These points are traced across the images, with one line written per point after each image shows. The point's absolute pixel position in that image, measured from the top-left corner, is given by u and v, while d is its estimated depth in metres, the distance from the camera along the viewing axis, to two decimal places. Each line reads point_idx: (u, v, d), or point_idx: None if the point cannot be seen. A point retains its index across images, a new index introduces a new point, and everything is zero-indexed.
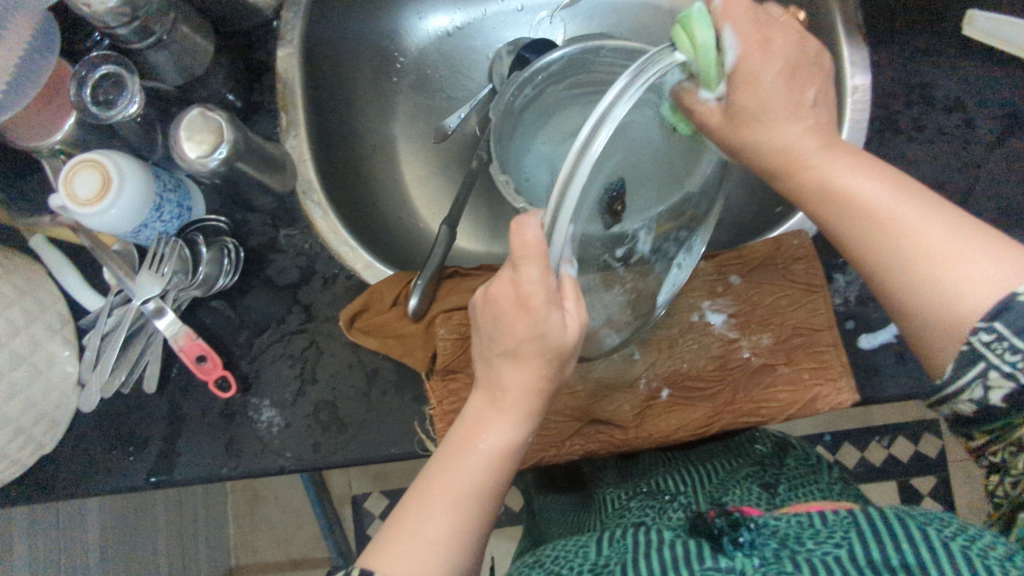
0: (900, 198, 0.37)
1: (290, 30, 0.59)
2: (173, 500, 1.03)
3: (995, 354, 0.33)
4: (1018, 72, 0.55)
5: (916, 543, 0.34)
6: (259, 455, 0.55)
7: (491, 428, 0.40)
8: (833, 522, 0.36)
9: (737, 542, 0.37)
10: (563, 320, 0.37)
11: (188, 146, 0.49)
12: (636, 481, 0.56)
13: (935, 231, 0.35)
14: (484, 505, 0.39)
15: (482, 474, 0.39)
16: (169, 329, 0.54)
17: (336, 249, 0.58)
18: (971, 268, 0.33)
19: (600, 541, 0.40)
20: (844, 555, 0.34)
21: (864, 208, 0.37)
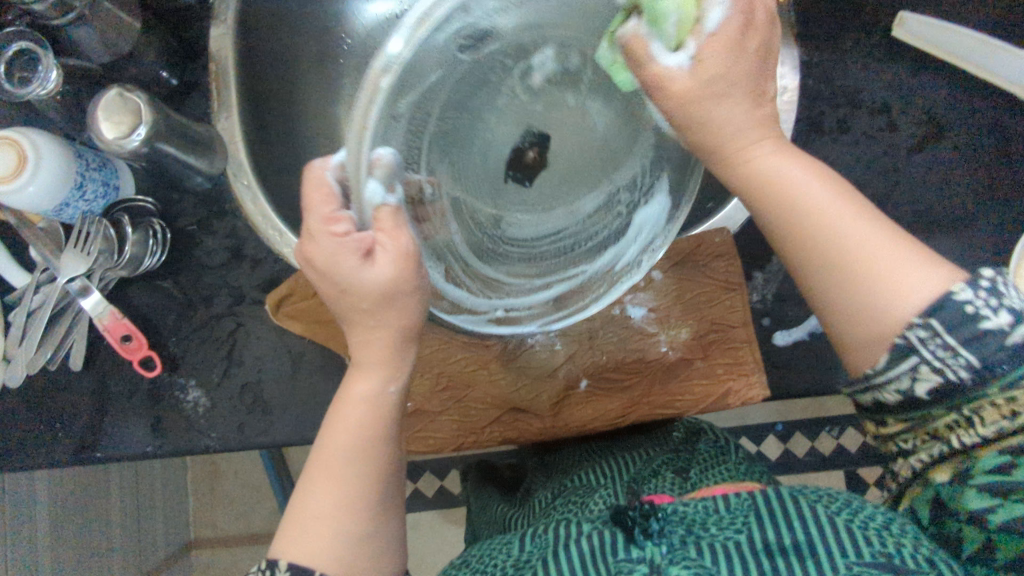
0: (839, 210, 0.35)
1: (223, 8, 0.58)
2: (127, 475, 1.03)
3: (927, 353, 0.32)
4: (944, 76, 0.56)
5: (806, 522, 0.35)
6: (184, 435, 0.56)
7: (357, 382, 0.39)
8: (735, 507, 0.38)
9: (648, 531, 0.37)
10: (369, 261, 0.34)
11: (106, 126, 0.50)
12: (560, 477, 0.56)
13: (868, 235, 0.34)
14: (372, 461, 0.38)
15: (357, 432, 0.38)
16: (94, 308, 0.54)
17: (265, 232, 0.58)
18: (905, 280, 0.32)
19: (522, 537, 0.42)
20: (743, 540, 0.36)
21: (803, 208, 0.35)
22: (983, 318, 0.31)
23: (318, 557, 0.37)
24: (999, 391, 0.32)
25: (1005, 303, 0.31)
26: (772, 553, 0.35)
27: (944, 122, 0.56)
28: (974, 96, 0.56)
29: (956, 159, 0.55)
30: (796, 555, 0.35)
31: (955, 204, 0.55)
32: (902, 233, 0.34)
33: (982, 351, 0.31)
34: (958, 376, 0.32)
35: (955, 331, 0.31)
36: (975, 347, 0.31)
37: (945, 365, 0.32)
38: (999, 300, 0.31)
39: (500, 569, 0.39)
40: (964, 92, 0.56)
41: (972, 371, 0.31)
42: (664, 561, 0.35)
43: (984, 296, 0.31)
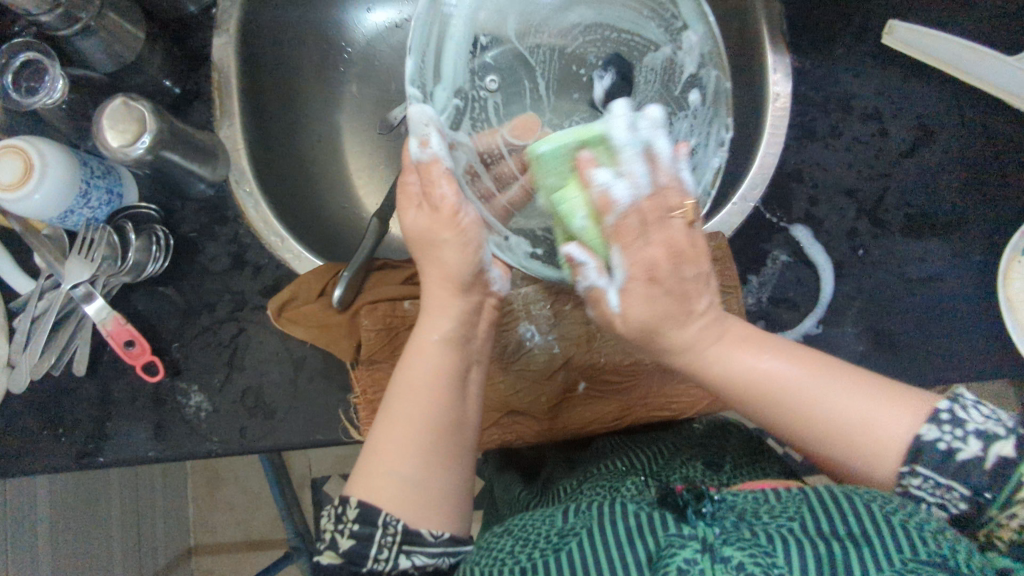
0: (798, 375, 0.37)
1: (227, 19, 0.60)
2: (128, 481, 1.04)
3: (925, 496, 0.34)
4: (933, 83, 0.57)
5: (862, 516, 0.33)
6: (186, 439, 0.56)
7: (421, 340, 0.44)
8: (786, 498, 0.36)
9: (699, 512, 0.37)
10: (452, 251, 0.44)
11: (111, 134, 0.51)
12: (584, 467, 0.56)
13: (849, 412, 0.36)
14: (439, 413, 0.42)
15: (425, 384, 0.42)
16: (98, 314, 0.55)
17: (267, 239, 0.60)
18: (886, 432, 0.34)
19: (565, 510, 0.41)
20: (795, 528, 0.34)
21: (791, 399, 0.37)
22: (957, 449, 0.33)
23: (383, 496, 0.39)
24: (1000, 510, 0.33)
25: (970, 429, 0.33)
26: (828, 539, 0.33)
27: (933, 127, 0.57)
28: (964, 102, 0.57)
29: (945, 164, 0.56)
30: (853, 543, 0.33)
31: (945, 209, 0.56)
32: (881, 380, 0.37)
33: (967, 478, 0.33)
34: (959, 508, 0.34)
35: (943, 469, 0.33)
36: (964, 480, 0.33)
37: (942, 496, 0.34)
38: (962, 429, 0.33)
39: (543, 539, 0.39)
40: (954, 97, 0.57)
41: (968, 496, 0.33)
42: (716, 540, 0.35)
43: (948, 431, 0.33)
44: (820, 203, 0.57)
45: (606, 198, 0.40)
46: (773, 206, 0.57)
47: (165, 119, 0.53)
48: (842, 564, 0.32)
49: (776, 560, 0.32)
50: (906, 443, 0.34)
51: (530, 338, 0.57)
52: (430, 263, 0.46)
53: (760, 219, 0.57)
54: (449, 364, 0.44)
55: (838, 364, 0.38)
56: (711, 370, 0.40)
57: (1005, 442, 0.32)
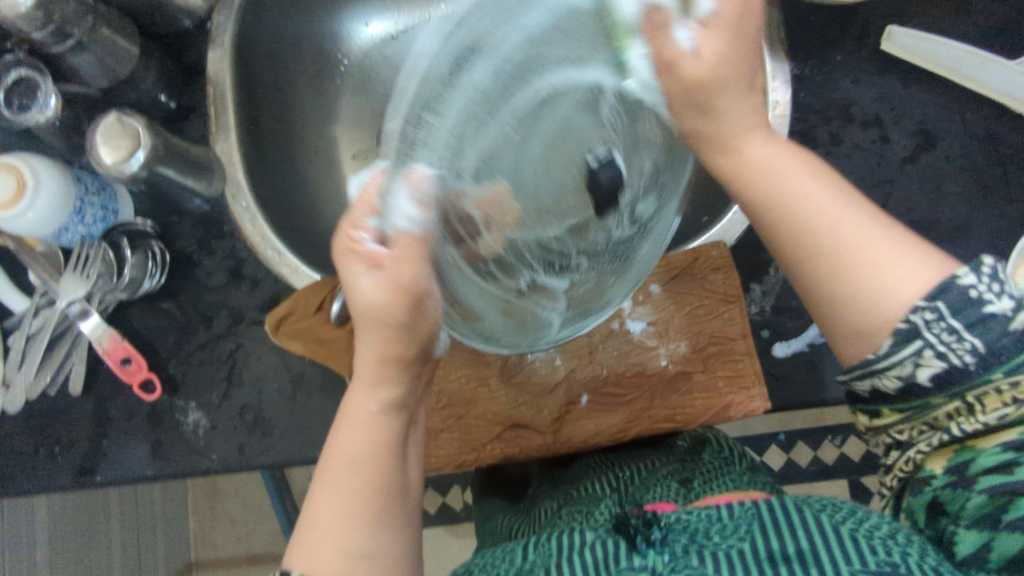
0: (826, 198, 0.36)
1: (222, 31, 0.59)
2: (128, 495, 1.03)
3: (930, 337, 0.33)
4: (935, 87, 0.57)
5: (810, 532, 0.35)
6: (184, 457, 0.55)
7: (356, 398, 0.40)
8: (738, 516, 0.37)
9: (649, 539, 0.37)
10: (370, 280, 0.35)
11: (105, 151, 0.50)
12: (567, 485, 0.56)
13: (871, 249, 0.35)
14: (378, 476, 0.40)
15: (362, 449, 0.40)
16: (93, 332, 0.54)
17: (264, 253, 0.59)
18: (893, 278, 0.34)
19: (525, 545, 0.41)
20: (746, 549, 0.35)
21: (806, 215, 0.36)
22: (986, 303, 0.33)
23: (322, 570, 0.38)
24: (1005, 375, 0.33)
25: (1005, 288, 0.33)
26: (775, 560, 0.34)
27: (935, 132, 0.56)
28: (965, 107, 0.56)
29: (948, 168, 0.56)
30: (799, 560, 0.34)
31: (950, 213, 0.55)
32: (908, 236, 0.35)
33: (985, 334, 0.33)
34: (961, 360, 0.33)
35: (959, 315, 0.33)
36: (980, 331, 0.33)
37: (949, 348, 0.33)
38: (999, 283, 0.33)
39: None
40: (955, 102, 0.57)
41: (974, 359, 0.33)
42: (666, 569, 0.35)
43: (986, 281, 0.33)
44: None
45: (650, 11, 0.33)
46: None
47: (160, 134, 0.52)
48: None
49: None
50: (905, 306, 0.34)
51: (532, 350, 0.56)
52: (366, 338, 0.38)
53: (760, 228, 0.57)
54: (388, 436, 0.40)
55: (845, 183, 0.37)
56: (762, 166, 0.37)
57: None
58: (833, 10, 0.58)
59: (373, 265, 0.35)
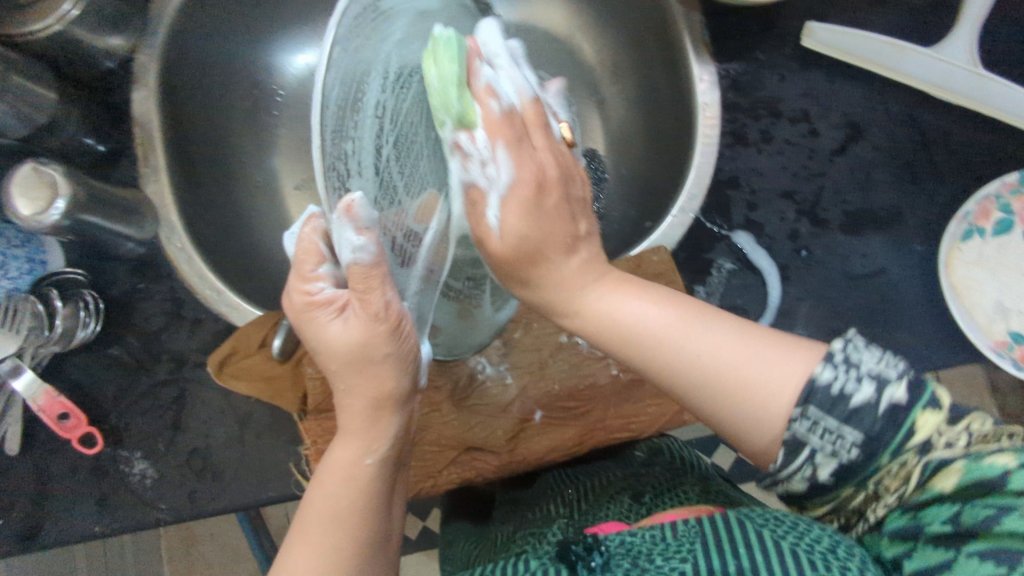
0: (665, 323, 0.35)
1: (145, 72, 0.58)
2: (94, 550, 0.99)
3: (815, 443, 0.30)
4: (856, 80, 0.58)
5: (754, 549, 0.32)
6: (131, 510, 0.53)
7: (347, 447, 0.40)
8: (681, 536, 0.35)
9: (591, 567, 0.36)
10: (332, 317, 0.38)
11: (21, 204, 0.48)
12: (527, 506, 0.55)
13: (731, 354, 0.33)
14: (354, 531, 0.37)
15: (344, 500, 0.38)
16: (26, 389, 0.52)
17: (203, 294, 0.58)
18: (764, 372, 0.32)
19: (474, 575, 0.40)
20: (688, 570, 0.32)
21: (644, 357, 0.36)
22: (850, 394, 0.30)
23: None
24: (892, 458, 0.29)
25: (864, 370, 0.30)
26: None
27: (862, 124, 0.57)
28: (888, 97, 0.58)
29: (878, 158, 0.57)
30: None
31: (883, 202, 0.56)
32: (765, 332, 0.34)
33: (862, 424, 0.29)
34: (851, 456, 0.30)
35: (832, 411, 0.30)
36: (853, 422, 0.30)
37: (835, 446, 0.30)
38: (855, 369, 0.30)
39: None
40: (878, 92, 0.58)
41: (860, 445, 0.30)
42: None
43: (844, 368, 0.30)
44: (759, 208, 0.57)
45: (476, 190, 0.39)
46: (713, 214, 0.57)
47: (82, 181, 0.51)
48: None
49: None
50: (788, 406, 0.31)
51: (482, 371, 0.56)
52: (355, 389, 0.40)
53: (700, 230, 0.57)
54: (370, 488, 0.39)
55: (713, 310, 0.35)
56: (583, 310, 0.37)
57: (894, 387, 0.29)
58: (754, 11, 0.59)
59: (338, 311, 0.38)
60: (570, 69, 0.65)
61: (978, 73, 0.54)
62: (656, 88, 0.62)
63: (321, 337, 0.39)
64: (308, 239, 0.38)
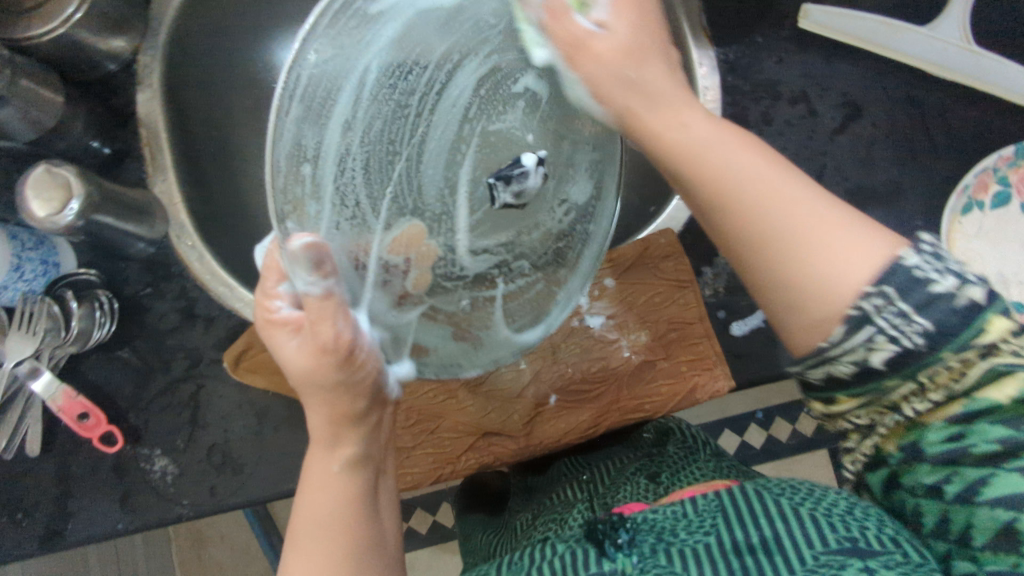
0: (801, 200, 0.34)
1: (148, 73, 0.59)
2: (107, 553, 0.99)
3: (883, 323, 0.31)
4: (854, 60, 0.59)
5: (773, 517, 0.35)
6: (154, 506, 0.54)
7: (325, 460, 0.38)
8: (703, 510, 0.37)
9: (618, 544, 0.36)
10: (293, 339, 0.37)
11: (37, 204, 0.48)
12: (543, 494, 0.56)
13: (792, 225, 0.34)
14: (340, 542, 0.37)
15: (328, 512, 0.37)
16: (45, 390, 0.53)
17: (214, 290, 0.58)
18: (836, 272, 0.32)
19: (500, 566, 0.40)
20: (713, 542, 0.35)
21: (750, 195, 0.34)
22: (933, 282, 0.30)
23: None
24: (954, 352, 0.30)
25: (948, 266, 0.31)
26: (741, 551, 0.34)
27: (861, 102, 0.58)
28: (885, 75, 0.59)
29: (876, 136, 0.58)
30: (763, 548, 0.33)
31: (884, 178, 0.57)
32: (835, 206, 0.34)
33: (934, 313, 0.30)
34: (915, 343, 0.30)
35: (908, 296, 0.30)
36: (927, 312, 0.30)
37: (900, 328, 0.30)
38: (944, 265, 0.31)
39: None
40: (875, 71, 0.59)
41: (924, 331, 0.30)
42: (634, 571, 0.34)
43: (931, 262, 0.31)
44: None
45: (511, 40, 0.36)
46: None
47: (95, 182, 0.51)
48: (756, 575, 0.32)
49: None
50: (853, 296, 0.31)
51: None
52: (314, 402, 0.38)
53: None
54: (351, 491, 0.38)
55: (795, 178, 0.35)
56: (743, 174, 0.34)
57: (974, 288, 0.30)
58: None
59: (295, 330, 0.37)
60: None
61: (972, 50, 0.56)
62: None
63: (279, 355, 0.38)
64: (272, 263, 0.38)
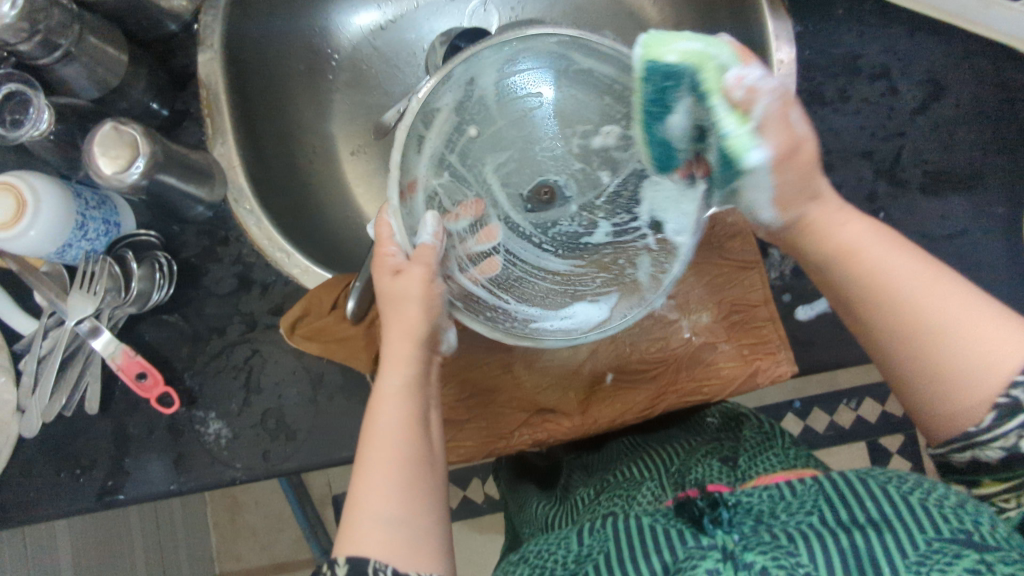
0: (918, 269, 0.35)
1: (209, 33, 0.58)
2: (147, 513, 1.01)
3: None
4: (938, 35, 0.56)
5: (879, 498, 0.33)
6: (208, 468, 0.54)
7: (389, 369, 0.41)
8: (802, 491, 0.36)
9: (716, 520, 0.35)
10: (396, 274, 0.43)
11: (104, 162, 0.48)
12: (600, 473, 0.55)
13: (960, 314, 0.33)
14: (421, 441, 0.39)
15: (399, 422, 0.38)
16: (105, 349, 0.53)
17: (271, 256, 0.57)
18: (1010, 355, 0.32)
19: (579, 531, 0.39)
20: (816, 521, 0.34)
21: (897, 294, 0.35)
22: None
23: (385, 557, 0.34)
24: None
25: None
26: (848, 528, 0.33)
27: (944, 81, 0.56)
28: (971, 53, 0.56)
29: (958, 116, 0.55)
30: (873, 527, 0.32)
31: (965, 161, 0.55)
32: (998, 309, 0.34)
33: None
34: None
35: None
36: None
37: None
38: None
39: (559, 568, 0.37)
40: (960, 47, 0.56)
41: None
42: (737, 547, 0.33)
43: None
44: (835, 168, 0.55)
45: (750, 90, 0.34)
46: None
47: (158, 141, 0.51)
48: (867, 551, 0.31)
49: (800, 558, 0.32)
50: (1007, 378, 0.32)
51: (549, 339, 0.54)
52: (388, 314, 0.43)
53: None
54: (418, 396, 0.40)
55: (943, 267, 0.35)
56: (873, 264, 0.36)
57: None
58: None
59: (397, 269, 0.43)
60: (630, 30, 0.67)
61: None
62: None
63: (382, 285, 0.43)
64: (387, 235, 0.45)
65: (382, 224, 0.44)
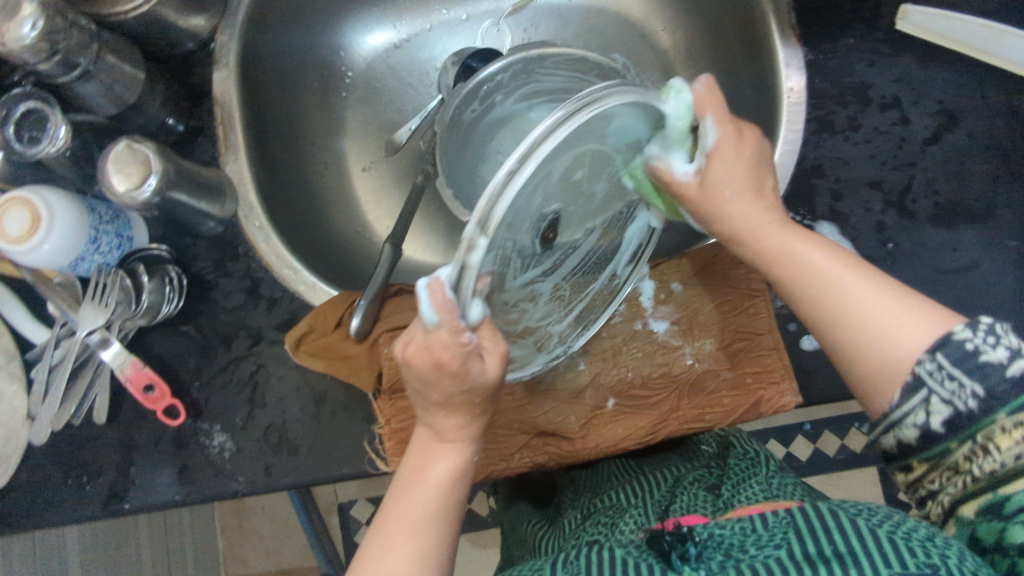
0: (836, 262, 0.40)
1: (225, 52, 0.59)
2: (156, 519, 1.02)
3: (934, 387, 0.35)
4: (952, 65, 0.56)
5: (846, 534, 0.33)
6: (211, 480, 0.55)
7: (440, 454, 0.40)
8: (773, 525, 0.36)
9: (684, 555, 0.36)
10: (483, 362, 0.35)
11: (117, 179, 0.50)
12: (592, 495, 0.55)
13: (875, 300, 0.38)
14: (446, 526, 0.39)
15: (437, 502, 0.39)
16: (115, 360, 0.54)
17: (278, 271, 0.59)
18: (906, 330, 0.36)
19: (553, 562, 0.38)
20: (784, 556, 0.33)
21: (815, 278, 0.40)
22: (981, 352, 0.34)
23: None
24: (1008, 416, 0.33)
25: (1002, 340, 0.34)
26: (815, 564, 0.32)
27: (957, 111, 0.55)
28: (985, 84, 0.55)
29: (971, 147, 0.54)
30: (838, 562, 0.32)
31: (977, 193, 0.54)
32: (916, 295, 0.38)
33: (986, 380, 0.33)
34: (967, 406, 0.34)
35: (959, 364, 0.34)
36: (978, 376, 0.33)
37: (953, 395, 0.34)
38: (993, 338, 0.34)
39: None
40: (974, 77, 0.55)
41: (979, 397, 0.33)
42: None
43: (980, 336, 0.34)
44: (844, 197, 0.55)
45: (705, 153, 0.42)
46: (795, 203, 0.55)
47: (171, 158, 0.52)
48: None
49: None
50: (913, 356, 0.35)
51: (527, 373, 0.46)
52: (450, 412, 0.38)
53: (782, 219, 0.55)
54: (459, 493, 0.40)
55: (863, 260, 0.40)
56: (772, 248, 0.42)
57: None
58: None
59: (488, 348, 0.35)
60: (641, 53, 0.67)
61: None
62: (736, 71, 0.61)
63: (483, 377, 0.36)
64: (443, 306, 0.31)
65: (437, 287, 0.30)
